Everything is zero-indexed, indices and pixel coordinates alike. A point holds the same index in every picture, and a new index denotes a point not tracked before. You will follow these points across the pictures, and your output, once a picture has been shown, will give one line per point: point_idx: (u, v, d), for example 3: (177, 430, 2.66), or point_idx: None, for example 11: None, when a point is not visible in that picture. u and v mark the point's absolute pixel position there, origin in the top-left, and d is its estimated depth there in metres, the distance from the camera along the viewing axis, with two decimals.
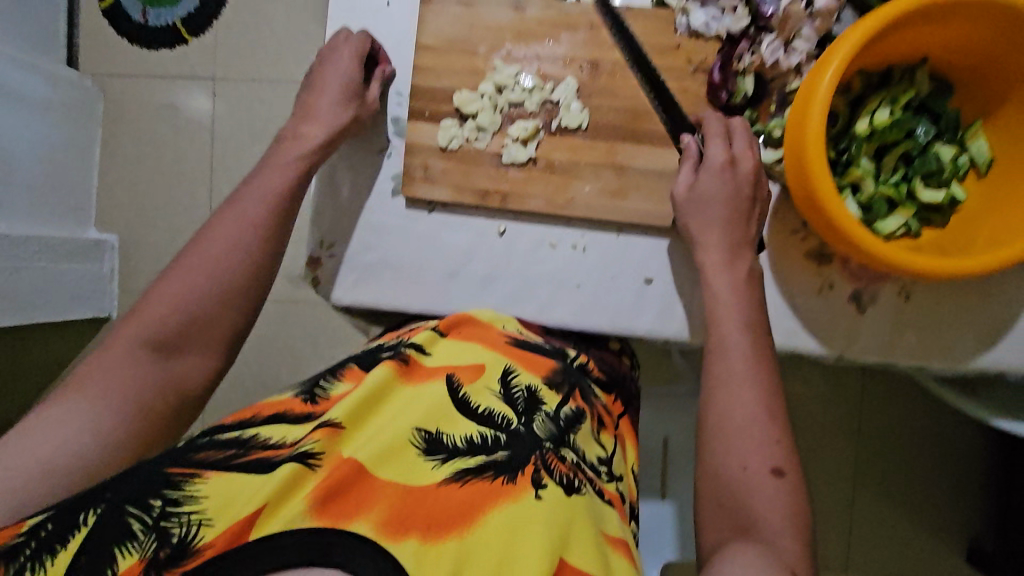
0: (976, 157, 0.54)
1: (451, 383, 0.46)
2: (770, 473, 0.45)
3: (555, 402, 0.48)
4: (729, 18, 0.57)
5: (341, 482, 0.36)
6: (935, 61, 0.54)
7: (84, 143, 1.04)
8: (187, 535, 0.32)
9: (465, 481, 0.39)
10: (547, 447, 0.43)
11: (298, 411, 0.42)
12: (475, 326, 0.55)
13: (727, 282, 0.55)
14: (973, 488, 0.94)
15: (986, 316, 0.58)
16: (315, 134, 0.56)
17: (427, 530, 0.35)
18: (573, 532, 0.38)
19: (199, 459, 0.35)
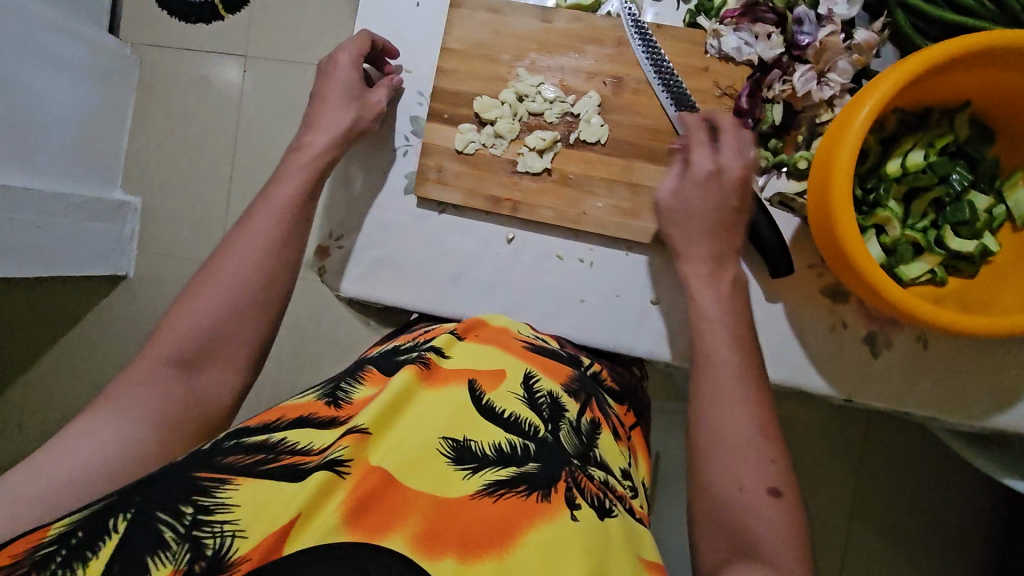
0: (1011, 210, 0.52)
1: (474, 390, 0.43)
2: (768, 494, 0.41)
3: (576, 410, 0.47)
4: (763, 44, 0.56)
5: (371, 492, 0.33)
6: (977, 107, 0.51)
7: (118, 109, 1.05)
8: (222, 548, 0.30)
9: (498, 496, 0.35)
10: (576, 465, 0.40)
11: (323, 414, 0.39)
12: (490, 330, 0.53)
13: (713, 296, 0.51)
14: (977, 541, 0.91)
15: (1006, 373, 0.56)
16: (316, 142, 0.55)
17: (462, 550, 0.32)
18: (611, 556, 0.35)
19: (228, 464, 0.33)
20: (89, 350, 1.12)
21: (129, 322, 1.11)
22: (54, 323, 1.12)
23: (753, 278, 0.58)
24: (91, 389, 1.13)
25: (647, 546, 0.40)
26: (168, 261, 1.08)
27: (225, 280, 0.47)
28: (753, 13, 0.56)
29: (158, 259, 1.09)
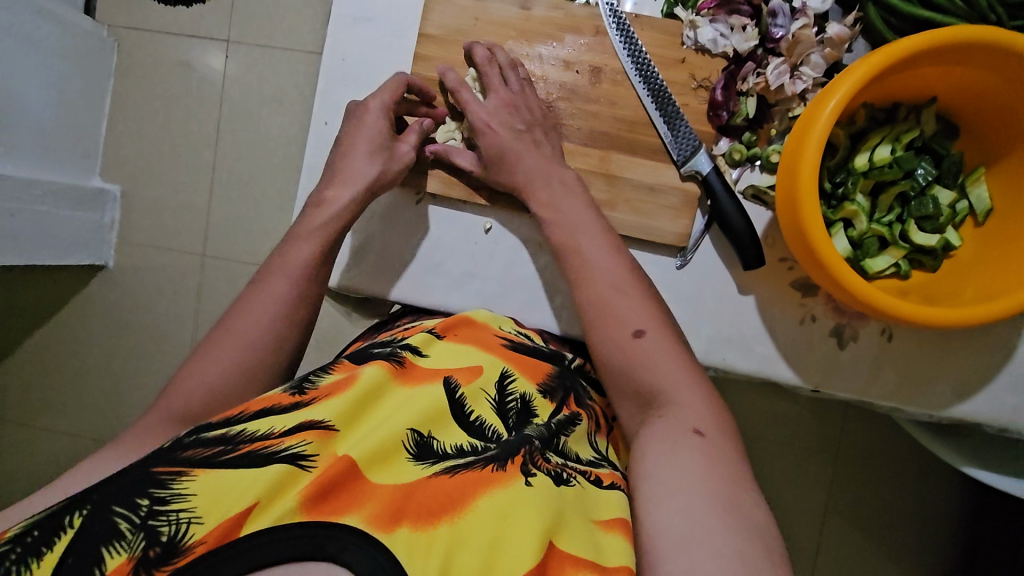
0: (974, 205, 0.53)
1: (449, 385, 0.43)
2: (633, 336, 0.49)
3: (548, 412, 0.46)
4: (738, 37, 0.56)
5: (334, 480, 0.33)
6: (943, 102, 0.52)
7: (96, 93, 1.03)
8: (176, 534, 0.29)
9: (454, 473, 0.37)
10: (536, 445, 0.41)
11: (286, 402, 0.38)
12: (471, 327, 0.52)
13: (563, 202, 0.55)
14: (945, 525, 0.94)
15: (969, 364, 0.57)
16: (341, 196, 0.55)
17: (417, 520, 0.33)
18: (567, 520, 0.36)
19: (187, 457, 0.33)
20: (70, 340, 1.11)
21: (110, 312, 1.10)
22: (34, 313, 1.11)
23: (726, 270, 0.59)
24: (74, 380, 1.12)
25: (609, 505, 0.40)
26: (149, 249, 1.07)
27: None
28: (729, 5, 0.56)
29: (138, 248, 1.07)
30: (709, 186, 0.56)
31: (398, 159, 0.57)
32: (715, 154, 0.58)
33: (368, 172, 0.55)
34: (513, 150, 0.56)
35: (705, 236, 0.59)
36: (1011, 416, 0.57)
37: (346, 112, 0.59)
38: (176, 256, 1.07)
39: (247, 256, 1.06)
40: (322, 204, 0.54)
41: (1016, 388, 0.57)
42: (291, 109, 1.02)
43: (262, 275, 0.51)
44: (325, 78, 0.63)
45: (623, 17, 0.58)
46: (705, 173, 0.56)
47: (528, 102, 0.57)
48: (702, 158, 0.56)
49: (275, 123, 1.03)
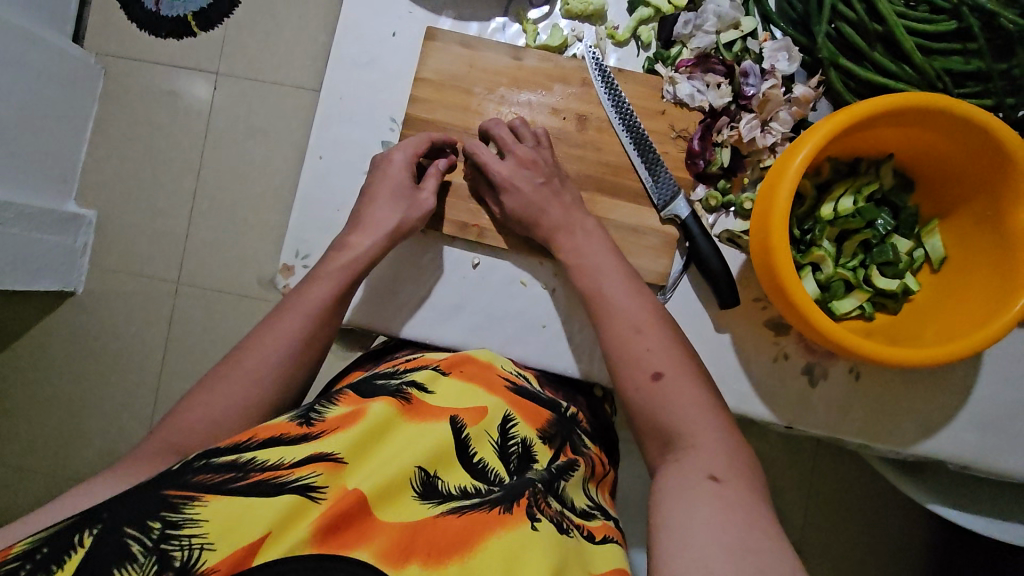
0: (930, 254, 0.57)
1: (455, 424, 0.43)
2: (651, 378, 0.50)
3: (547, 459, 0.47)
4: (713, 92, 0.60)
5: (343, 513, 0.34)
6: (899, 159, 0.57)
7: (78, 118, 1.03)
8: (189, 559, 0.30)
9: (461, 513, 0.38)
10: (539, 488, 0.42)
11: (294, 432, 0.38)
12: (475, 365, 0.53)
13: (593, 241, 0.58)
14: (914, 565, 0.96)
15: (931, 405, 0.60)
16: (361, 243, 0.57)
17: (426, 556, 0.34)
18: (569, 560, 0.37)
19: (198, 482, 0.33)
20: (30, 366, 1.08)
21: (77, 339, 1.07)
22: None
23: (703, 309, 0.62)
24: (32, 407, 1.08)
25: (603, 560, 0.40)
26: (123, 275, 1.06)
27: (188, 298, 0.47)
28: (705, 64, 0.61)
29: (111, 274, 1.06)
30: (687, 229, 0.59)
31: (420, 207, 0.59)
32: (693, 199, 0.62)
33: (390, 219, 0.58)
34: (535, 203, 0.58)
35: (683, 276, 0.62)
36: (971, 454, 0.60)
37: (371, 163, 0.61)
38: (150, 282, 1.06)
39: (224, 284, 1.06)
40: (345, 249, 0.57)
41: (974, 427, 0.60)
42: (278, 141, 1.04)
43: (276, 313, 0.52)
44: (321, 115, 0.65)
45: (608, 72, 0.62)
46: (684, 217, 0.59)
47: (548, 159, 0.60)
48: (680, 204, 0.59)
49: (262, 155, 1.04)
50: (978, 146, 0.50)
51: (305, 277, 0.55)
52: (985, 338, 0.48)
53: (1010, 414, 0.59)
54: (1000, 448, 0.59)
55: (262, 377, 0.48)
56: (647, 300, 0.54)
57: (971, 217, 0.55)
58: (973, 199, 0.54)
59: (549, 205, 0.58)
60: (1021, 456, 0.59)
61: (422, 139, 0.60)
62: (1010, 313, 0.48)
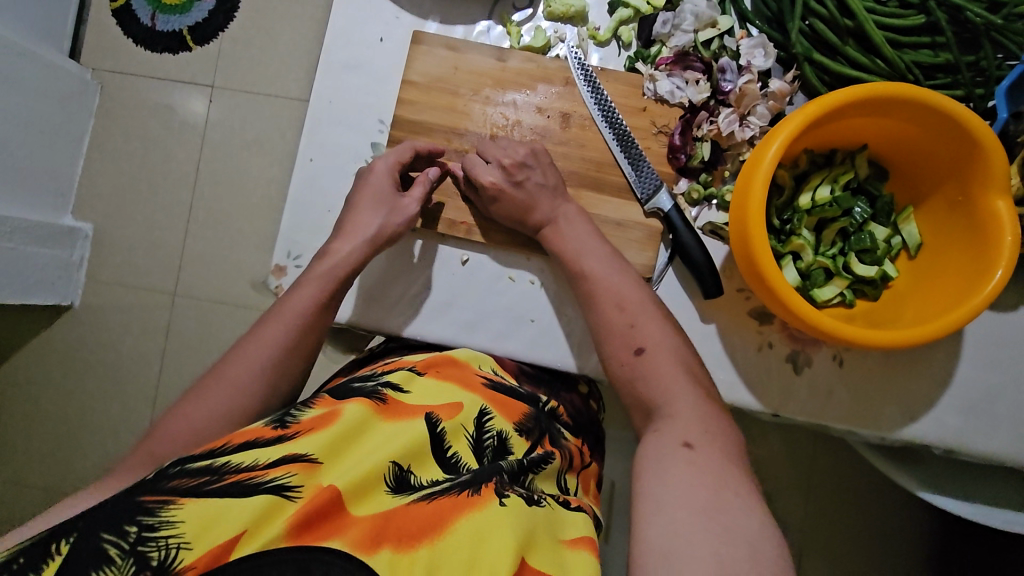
0: (907, 240, 0.58)
1: (431, 421, 0.45)
2: (633, 353, 0.54)
3: (522, 450, 0.48)
4: (693, 89, 0.62)
5: (320, 509, 0.34)
6: (874, 149, 0.58)
7: (75, 133, 1.05)
8: (166, 559, 0.31)
9: (431, 499, 0.38)
10: (505, 477, 0.43)
11: (269, 436, 0.39)
12: (450, 366, 0.54)
13: (583, 229, 0.60)
14: (912, 558, 0.96)
15: (913, 390, 0.61)
16: (342, 248, 0.58)
17: (398, 542, 0.34)
18: (537, 541, 0.38)
19: (173, 486, 0.34)
20: (28, 380, 1.08)
21: (74, 352, 1.08)
22: None
23: (688, 299, 0.63)
24: (29, 420, 1.08)
25: (574, 527, 0.43)
26: (119, 287, 1.07)
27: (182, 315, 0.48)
28: (684, 61, 0.63)
29: (108, 286, 1.07)
30: (670, 222, 0.61)
31: (402, 212, 0.60)
32: (676, 192, 0.63)
33: (371, 223, 0.59)
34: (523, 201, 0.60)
35: (669, 268, 0.63)
36: (955, 438, 0.61)
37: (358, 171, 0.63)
38: (146, 293, 1.07)
39: (220, 293, 1.06)
40: (325, 255, 0.58)
41: (957, 410, 0.61)
42: (273, 151, 1.06)
43: (263, 320, 0.54)
44: (312, 119, 0.66)
45: (591, 72, 0.64)
46: (666, 210, 0.61)
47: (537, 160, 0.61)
48: (663, 197, 0.61)
49: (257, 164, 1.06)
50: (946, 133, 0.52)
51: (296, 281, 0.56)
52: (961, 317, 0.50)
53: (991, 397, 0.61)
54: (984, 431, 0.60)
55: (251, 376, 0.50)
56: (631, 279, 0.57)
57: (943, 202, 0.56)
58: (945, 185, 0.56)
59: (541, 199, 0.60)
60: (1003, 439, 0.60)
61: (411, 148, 0.61)
62: (985, 292, 0.49)
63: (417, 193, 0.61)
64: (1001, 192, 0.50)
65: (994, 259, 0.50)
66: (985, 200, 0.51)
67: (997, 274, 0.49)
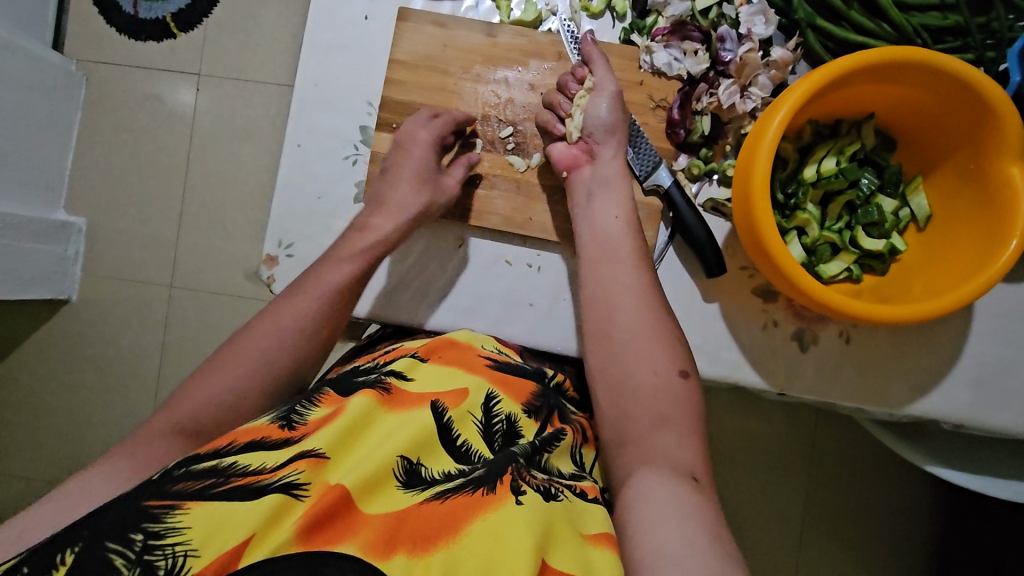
0: (915, 212, 0.57)
1: (437, 409, 0.43)
2: (677, 374, 0.49)
3: (533, 431, 0.47)
4: (690, 60, 0.60)
5: (329, 509, 0.34)
6: (880, 118, 0.56)
7: (63, 127, 1.02)
8: (174, 568, 0.30)
9: (446, 497, 0.37)
10: (521, 462, 0.42)
11: (276, 436, 0.38)
12: (454, 349, 0.52)
13: (612, 205, 0.57)
14: (920, 532, 0.96)
15: (922, 365, 0.60)
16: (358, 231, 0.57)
17: (412, 546, 0.33)
18: (557, 537, 0.36)
19: (178, 490, 0.33)
20: (29, 378, 1.08)
21: (73, 349, 1.07)
22: None
23: (689, 279, 0.61)
24: (31, 418, 1.08)
25: (595, 520, 0.41)
26: (115, 282, 1.05)
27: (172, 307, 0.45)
28: (681, 31, 0.60)
29: (104, 281, 1.05)
30: (671, 199, 0.59)
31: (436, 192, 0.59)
32: (675, 169, 0.61)
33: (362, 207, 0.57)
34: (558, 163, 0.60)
35: (669, 247, 0.61)
36: (966, 412, 0.60)
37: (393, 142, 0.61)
38: (143, 288, 1.05)
39: (216, 285, 1.05)
40: None
41: (967, 384, 0.60)
42: (263, 140, 1.03)
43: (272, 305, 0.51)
44: (297, 103, 0.64)
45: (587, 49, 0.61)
46: (666, 186, 0.59)
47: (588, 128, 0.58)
48: (662, 173, 0.59)
49: (247, 154, 1.03)
50: (957, 99, 0.50)
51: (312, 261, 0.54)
52: (973, 291, 0.48)
53: (1003, 370, 0.59)
54: (995, 406, 0.59)
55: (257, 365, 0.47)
56: (647, 273, 0.54)
57: (954, 171, 0.54)
58: (957, 154, 0.54)
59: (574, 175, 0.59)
60: (1015, 412, 0.59)
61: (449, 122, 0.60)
62: (998, 263, 0.48)
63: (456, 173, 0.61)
64: (1015, 158, 0.48)
65: (1008, 229, 0.49)
66: (999, 167, 0.50)
67: (1011, 244, 0.48)
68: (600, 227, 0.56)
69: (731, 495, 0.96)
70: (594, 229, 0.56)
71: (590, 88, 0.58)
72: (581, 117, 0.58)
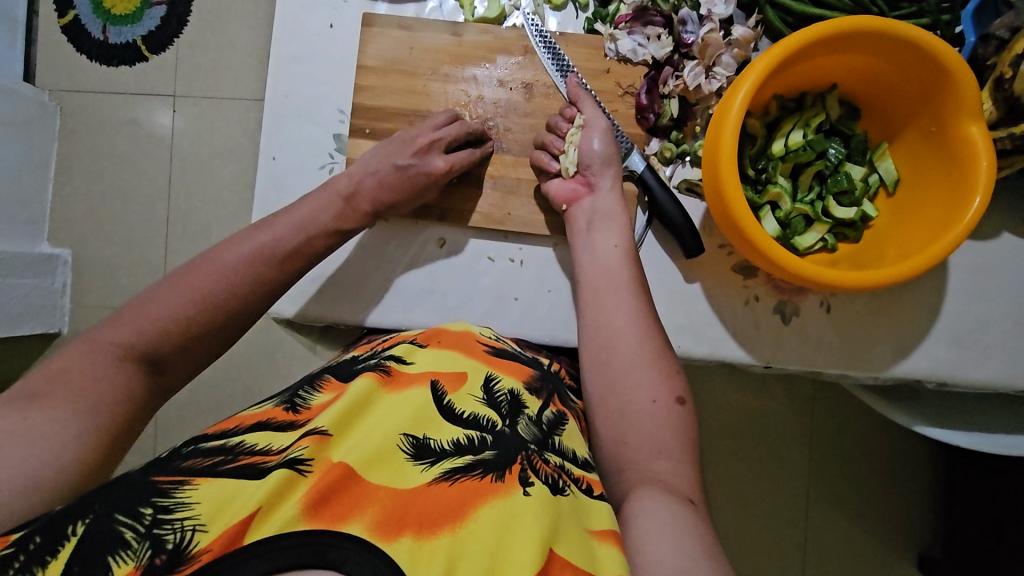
0: (884, 177, 0.58)
1: (435, 391, 0.44)
2: (674, 402, 0.49)
3: (537, 406, 0.47)
4: (654, 45, 0.61)
5: (332, 487, 0.34)
6: (843, 88, 0.57)
7: (40, 159, 1.02)
8: (182, 542, 0.30)
9: (453, 480, 0.37)
10: (532, 448, 0.41)
11: (281, 418, 0.39)
12: (451, 335, 0.52)
13: (615, 236, 0.57)
14: (919, 493, 0.98)
15: (904, 328, 0.61)
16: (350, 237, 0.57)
17: (418, 529, 0.33)
18: (564, 528, 0.36)
19: (187, 466, 0.33)
20: None
21: None
22: None
23: (671, 262, 0.62)
24: None
25: (601, 517, 0.40)
26: (106, 310, 1.05)
27: (157, 327, 0.44)
28: (644, 17, 0.61)
29: (93, 309, 1.05)
30: (645, 183, 0.60)
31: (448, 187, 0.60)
32: (648, 153, 0.62)
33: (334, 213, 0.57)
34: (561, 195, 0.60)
35: (648, 231, 0.62)
36: (948, 369, 0.61)
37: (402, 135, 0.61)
38: None
39: None
40: None
41: (947, 343, 0.61)
42: (244, 158, 1.03)
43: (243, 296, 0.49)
44: (270, 116, 0.64)
45: (564, 62, 0.62)
46: (639, 170, 0.60)
47: (585, 163, 0.59)
48: (635, 158, 0.60)
49: (228, 172, 1.03)
50: (914, 65, 0.51)
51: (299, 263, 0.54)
52: (941, 250, 0.49)
53: (981, 325, 0.60)
54: (976, 361, 0.60)
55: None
56: (644, 300, 0.54)
57: (918, 134, 0.55)
58: (918, 118, 0.55)
59: (577, 214, 0.59)
60: (996, 366, 0.60)
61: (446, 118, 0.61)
62: (964, 221, 0.49)
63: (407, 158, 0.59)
64: (972, 117, 0.49)
65: (971, 187, 0.50)
66: (958, 126, 0.51)
67: (975, 201, 0.49)
68: (600, 258, 0.56)
69: (728, 474, 0.98)
70: (593, 259, 0.57)
71: (581, 126, 0.60)
72: (575, 153, 0.59)
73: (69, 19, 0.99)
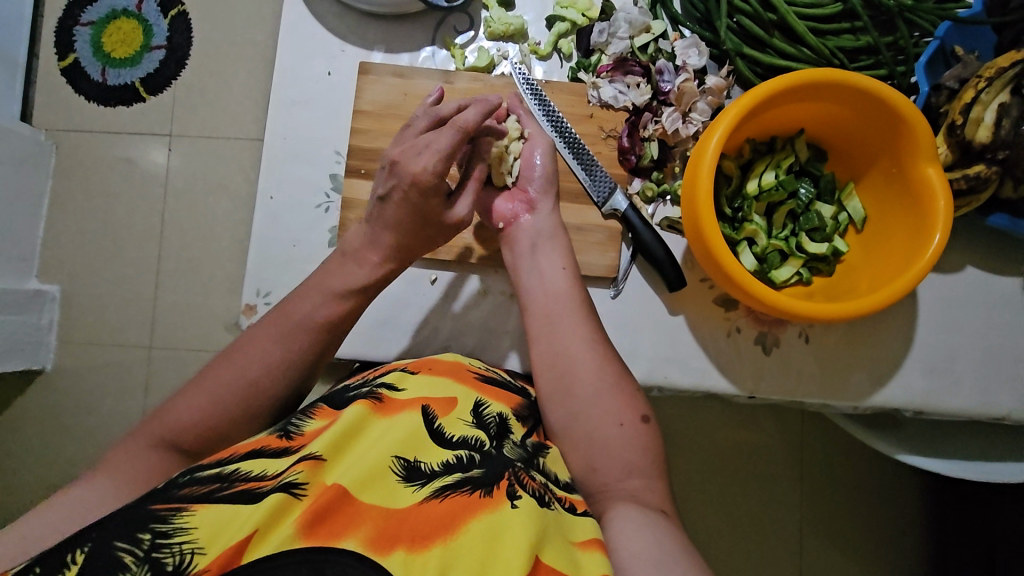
0: (852, 216, 0.61)
1: (427, 415, 0.44)
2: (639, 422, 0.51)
3: (521, 433, 0.49)
4: (634, 92, 0.65)
5: (329, 505, 0.34)
6: (810, 133, 0.61)
7: (33, 196, 1.03)
8: (181, 564, 0.30)
9: (443, 497, 0.38)
10: (519, 466, 0.43)
11: (275, 445, 0.40)
12: (440, 363, 0.53)
13: (557, 261, 0.59)
14: (908, 523, 0.98)
15: (879, 357, 0.63)
16: None
17: (411, 542, 0.34)
18: (549, 538, 0.37)
19: (183, 494, 0.34)
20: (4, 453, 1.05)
21: (52, 419, 1.05)
22: None
23: (656, 295, 0.65)
24: (7, 495, 1.05)
25: (585, 528, 0.41)
26: (94, 347, 1.05)
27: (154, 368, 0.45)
28: (623, 67, 0.65)
29: (81, 346, 1.05)
30: (629, 222, 0.62)
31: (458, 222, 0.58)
32: (631, 192, 0.65)
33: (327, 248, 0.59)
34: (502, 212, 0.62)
35: (632, 266, 0.65)
36: (922, 398, 0.63)
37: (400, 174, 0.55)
38: (121, 349, 1.05)
39: (196, 340, 1.05)
40: None
41: (921, 372, 0.63)
42: (240, 196, 1.06)
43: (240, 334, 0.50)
44: (267, 158, 0.67)
45: (550, 107, 0.65)
46: (623, 210, 0.62)
47: (524, 177, 0.63)
48: (618, 198, 0.63)
49: (223, 208, 1.05)
50: (875, 112, 0.55)
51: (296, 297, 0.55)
52: (905, 284, 0.52)
53: (952, 355, 0.63)
54: (950, 390, 0.63)
55: (243, 399, 0.48)
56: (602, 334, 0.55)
57: (881, 175, 0.59)
58: (881, 161, 0.59)
59: (517, 233, 0.61)
60: (968, 394, 0.63)
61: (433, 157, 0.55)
62: (924, 257, 0.52)
63: (430, 162, 0.55)
64: (929, 160, 0.53)
65: (931, 224, 0.53)
66: (917, 168, 0.54)
67: (934, 238, 0.52)
68: (547, 282, 0.57)
69: (717, 507, 0.98)
70: (540, 284, 0.57)
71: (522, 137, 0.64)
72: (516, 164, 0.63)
73: (69, 61, 1.02)
